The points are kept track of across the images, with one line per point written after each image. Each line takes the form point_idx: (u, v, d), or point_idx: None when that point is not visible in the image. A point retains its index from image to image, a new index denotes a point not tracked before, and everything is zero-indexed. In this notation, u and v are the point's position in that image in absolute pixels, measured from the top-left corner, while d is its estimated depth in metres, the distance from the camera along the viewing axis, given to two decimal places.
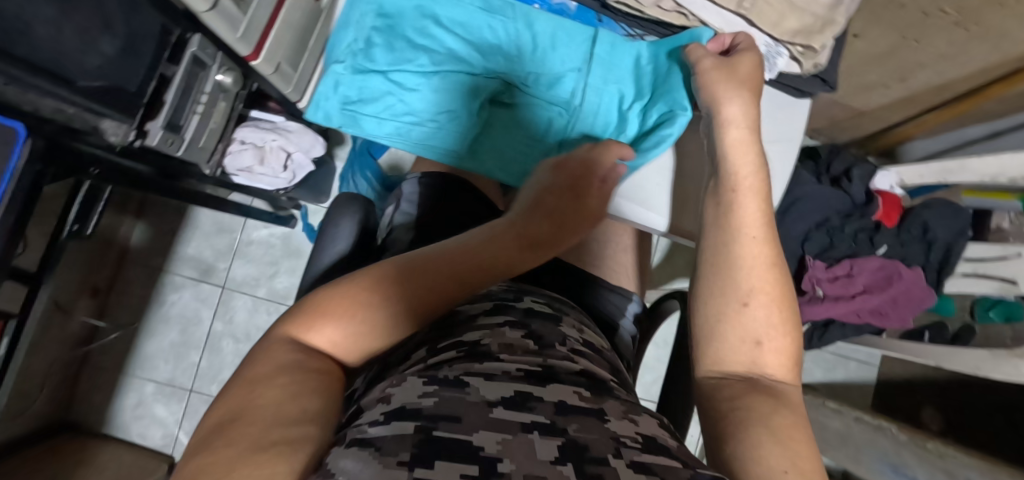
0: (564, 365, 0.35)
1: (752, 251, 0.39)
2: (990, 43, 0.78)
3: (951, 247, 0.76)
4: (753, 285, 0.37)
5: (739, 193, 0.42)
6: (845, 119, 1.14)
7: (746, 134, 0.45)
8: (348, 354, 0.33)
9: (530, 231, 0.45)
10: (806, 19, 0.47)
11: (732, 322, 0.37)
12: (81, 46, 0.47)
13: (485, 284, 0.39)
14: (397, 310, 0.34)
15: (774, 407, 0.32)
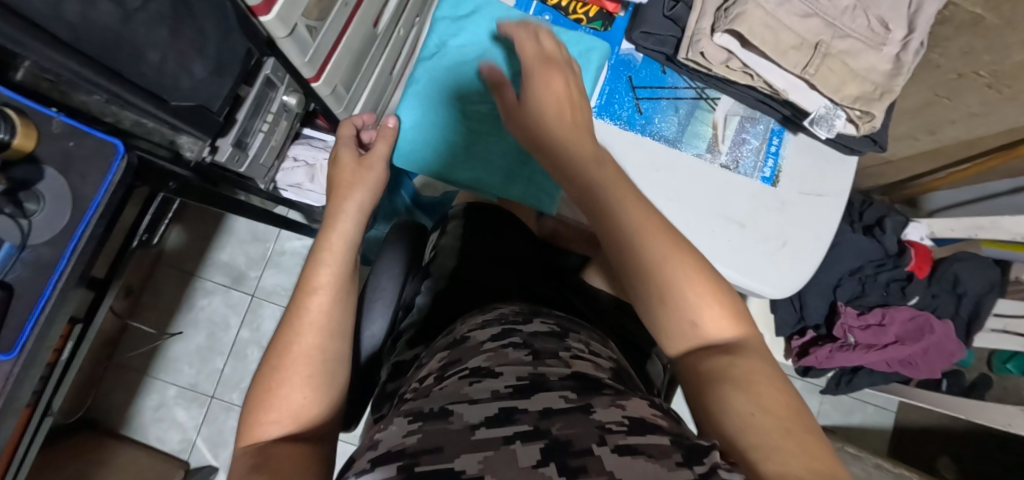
0: (556, 370, 0.41)
1: (656, 271, 0.37)
2: (1022, 106, 0.81)
3: (981, 302, 0.78)
4: (675, 300, 0.36)
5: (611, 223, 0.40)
6: (871, 166, 1.16)
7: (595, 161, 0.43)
8: (315, 404, 0.37)
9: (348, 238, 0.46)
10: (866, 86, 0.48)
11: (680, 335, 0.37)
12: (177, 67, 0.50)
13: (318, 278, 0.42)
14: (307, 346, 0.38)
15: (734, 363, 0.34)
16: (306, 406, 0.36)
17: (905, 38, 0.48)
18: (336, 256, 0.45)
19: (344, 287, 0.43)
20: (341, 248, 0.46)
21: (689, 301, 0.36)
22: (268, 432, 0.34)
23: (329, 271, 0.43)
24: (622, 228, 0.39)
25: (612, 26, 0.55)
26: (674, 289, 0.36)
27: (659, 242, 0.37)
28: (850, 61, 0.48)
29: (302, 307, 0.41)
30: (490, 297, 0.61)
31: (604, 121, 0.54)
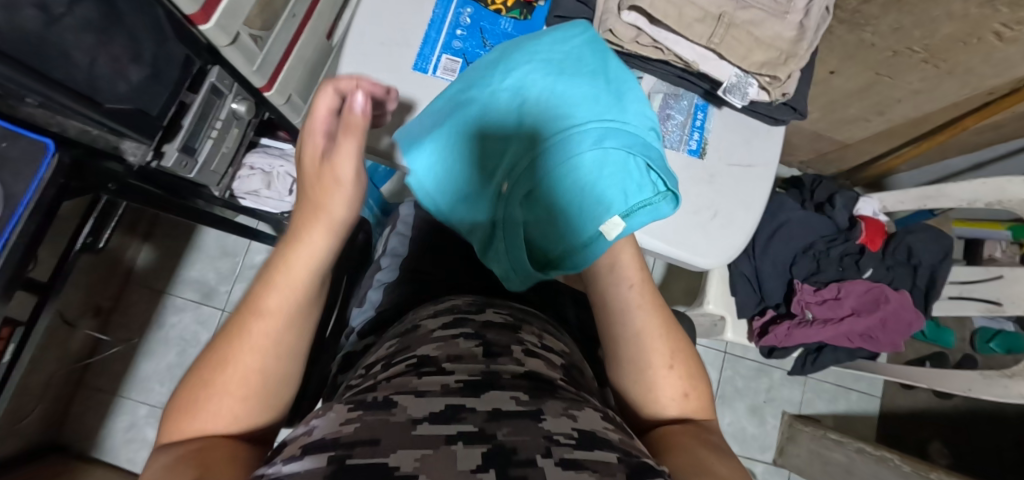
0: (509, 369, 0.40)
1: (658, 348, 0.43)
2: (959, 78, 0.84)
3: (935, 272, 0.78)
4: (663, 369, 0.44)
5: (633, 308, 0.44)
6: (831, 152, 1.18)
7: (633, 257, 0.45)
8: (283, 348, 0.34)
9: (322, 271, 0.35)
10: (771, 53, 0.50)
11: (660, 388, 0.44)
12: (109, 72, 0.52)
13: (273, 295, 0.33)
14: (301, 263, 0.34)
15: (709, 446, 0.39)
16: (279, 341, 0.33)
17: (806, 6, 0.50)
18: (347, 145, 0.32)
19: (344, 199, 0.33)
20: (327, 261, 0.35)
21: (671, 380, 0.44)
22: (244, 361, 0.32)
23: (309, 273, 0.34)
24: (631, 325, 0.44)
25: (531, 15, 0.58)
26: (670, 374, 0.44)
27: (654, 324, 0.44)
28: (754, 30, 0.50)
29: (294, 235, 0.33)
30: (435, 290, 0.63)
31: None
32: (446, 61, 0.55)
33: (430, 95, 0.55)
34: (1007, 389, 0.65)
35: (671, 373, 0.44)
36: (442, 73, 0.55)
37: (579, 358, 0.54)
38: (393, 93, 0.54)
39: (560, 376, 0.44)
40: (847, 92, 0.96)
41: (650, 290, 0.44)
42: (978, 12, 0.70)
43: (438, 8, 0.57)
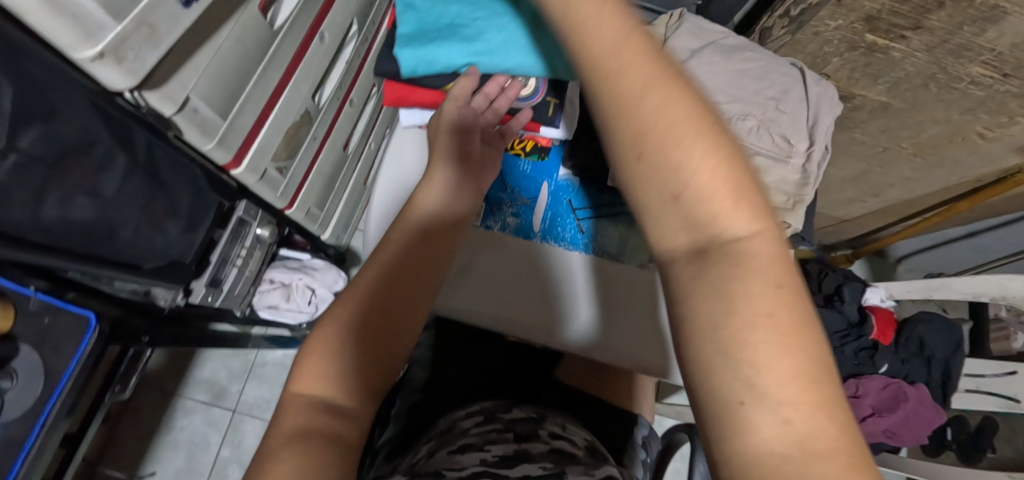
0: (538, 447, 0.48)
1: (729, 228, 0.26)
2: (947, 168, 0.88)
3: (949, 363, 0.79)
4: (741, 290, 0.25)
5: (674, 155, 0.26)
6: (829, 226, 1.21)
7: (664, 78, 0.26)
8: (354, 374, 0.37)
9: (355, 324, 0.39)
10: (779, 197, 0.53)
11: (729, 322, 0.24)
12: (150, 233, 0.56)
13: (321, 348, 0.38)
14: (366, 313, 0.40)
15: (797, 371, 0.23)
16: (363, 385, 0.38)
17: (807, 149, 0.54)
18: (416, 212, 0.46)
19: (418, 248, 0.44)
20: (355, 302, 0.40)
21: (673, 153, 0.26)
22: (311, 386, 0.36)
23: (339, 316, 0.39)
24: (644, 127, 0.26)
25: (547, 156, 0.61)
26: (745, 265, 0.25)
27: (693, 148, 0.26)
28: (761, 176, 0.53)
29: (361, 278, 0.42)
30: (455, 400, 0.65)
31: (550, 243, 0.58)
32: None
33: None
34: None
35: (746, 284, 0.25)
36: None
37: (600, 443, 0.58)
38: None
39: (583, 452, 0.50)
40: (841, 179, 1.00)
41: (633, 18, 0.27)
42: (960, 117, 0.75)
43: None
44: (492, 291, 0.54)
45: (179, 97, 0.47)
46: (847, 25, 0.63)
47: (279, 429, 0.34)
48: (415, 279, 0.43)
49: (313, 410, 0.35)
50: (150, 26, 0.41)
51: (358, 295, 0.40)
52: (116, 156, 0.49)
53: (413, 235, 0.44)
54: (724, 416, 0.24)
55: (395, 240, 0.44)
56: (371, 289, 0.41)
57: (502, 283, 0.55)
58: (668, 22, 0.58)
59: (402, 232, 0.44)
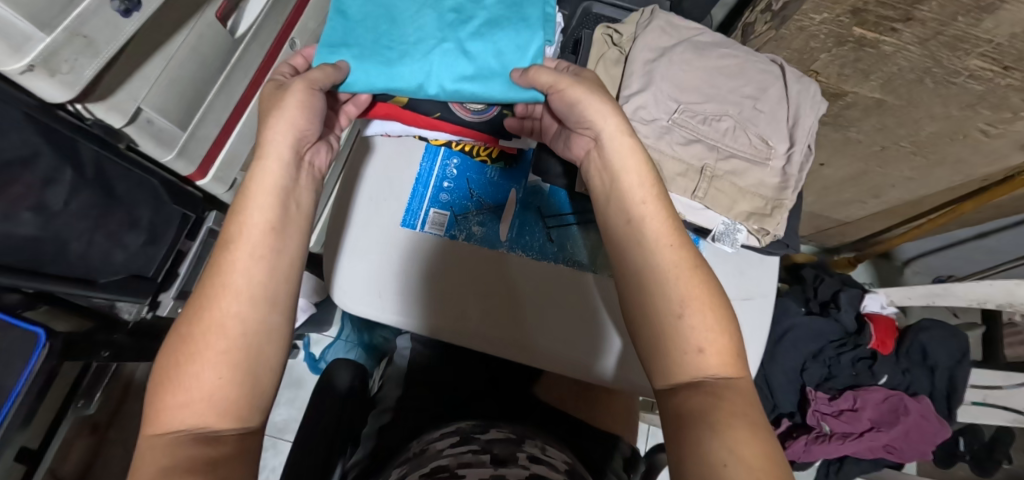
0: (516, 472, 0.45)
1: (690, 290, 0.39)
2: (950, 167, 0.83)
3: (955, 374, 0.75)
4: (698, 328, 0.39)
5: (659, 246, 0.41)
6: (831, 228, 1.16)
7: (650, 190, 0.42)
8: (234, 386, 0.35)
9: (258, 301, 0.37)
10: (757, 202, 0.50)
11: (682, 345, 0.39)
12: (106, 247, 0.54)
13: (212, 340, 0.35)
14: (235, 321, 0.35)
15: (733, 411, 0.36)
16: (243, 400, 0.35)
17: (787, 151, 0.51)
18: (264, 199, 0.39)
19: (272, 239, 0.38)
20: (246, 264, 0.37)
21: (662, 247, 0.41)
22: (179, 416, 0.33)
23: (233, 291, 0.36)
24: (645, 232, 0.41)
25: (517, 162, 0.58)
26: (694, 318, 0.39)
27: (695, 293, 0.39)
28: (737, 180, 0.50)
29: (216, 292, 0.36)
30: (428, 417, 0.62)
31: (517, 253, 0.55)
32: (434, 215, 0.55)
33: (402, 242, 0.54)
34: None
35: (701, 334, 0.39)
36: (431, 228, 0.55)
37: (581, 467, 0.55)
38: (382, 249, 0.53)
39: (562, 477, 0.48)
40: (839, 180, 0.96)
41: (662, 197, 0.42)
42: (960, 114, 0.71)
43: (424, 161, 0.57)
44: (432, 299, 0.52)
45: (128, 109, 0.45)
46: (833, 19, 0.60)
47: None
48: (268, 277, 0.38)
49: (183, 441, 0.33)
50: (85, 38, 0.38)
51: (218, 312, 0.35)
52: (63, 171, 0.46)
53: (268, 224, 0.38)
54: (706, 466, 0.34)
55: (247, 238, 0.37)
56: (231, 298, 0.36)
57: (444, 288, 0.53)
58: (639, 19, 0.55)
59: (253, 220, 0.38)
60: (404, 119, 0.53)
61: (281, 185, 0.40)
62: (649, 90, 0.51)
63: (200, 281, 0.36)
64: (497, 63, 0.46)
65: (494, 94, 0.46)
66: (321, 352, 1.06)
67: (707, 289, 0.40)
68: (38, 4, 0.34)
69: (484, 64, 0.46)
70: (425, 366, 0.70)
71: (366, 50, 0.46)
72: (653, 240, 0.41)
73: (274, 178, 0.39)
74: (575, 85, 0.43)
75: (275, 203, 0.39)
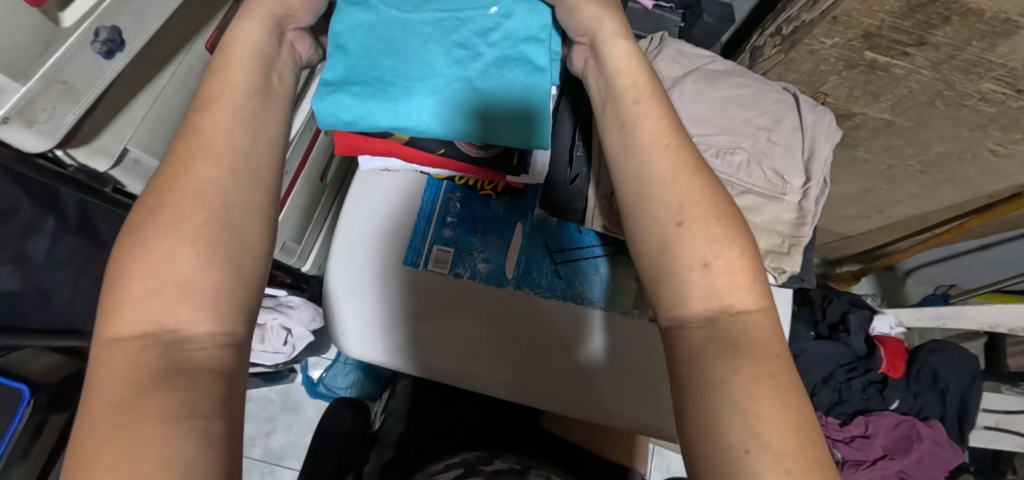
0: None
1: (691, 199, 0.33)
2: (958, 185, 0.82)
3: (966, 396, 0.74)
4: (706, 243, 0.32)
5: (652, 157, 0.34)
6: (834, 242, 1.14)
7: (650, 101, 0.36)
8: (213, 270, 0.30)
9: (206, 194, 0.31)
10: (773, 239, 0.48)
11: (687, 256, 0.32)
12: (92, 293, 0.51)
13: (150, 235, 0.29)
14: (181, 214, 0.30)
15: (750, 361, 0.29)
16: (221, 293, 0.30)
17: (803, 186, 0.50)
18: (240, 74, 0.36)
19: (233, 134, 0.34)
20: (198, 157, 0.32)
21: (658, 162, 0.34)
22: (126, 328, 0.28)
23: (177, 186, 0.31)
24: (639, 146, 0.35)
25: (521, 194, 0.56)
26: (696, 228, 0.32)
27: (698, 204, 0.32)
28: (751, 217, 0.48)
29: (181, 167, 0.32)
30: (432, 447, 0.61)
31: (523, 291, 0.53)
32: (437, 252, 0.53)
33: (389, 266, 0.52)
34: None
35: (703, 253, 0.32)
36: (434, 266, 0.52)
37: None
38: (369, 279, 0.52)
39: None
40: (844, 196, 0.95)
41: (659, 103, 0.36)
42: (969, 134, 0.70)
43: (424, 196, 0.55)
44: (417, 337, 0.51)
45: (114, 151, 0.42)
46: (845, 43, 0.58)
47: (99, 409, 0.25)
48: (241, 149, 0.34)
49: (146, 353, 0.27)
50: (63, 83, 0.35)
51: (180, 188, 0.31)
52: (45, 219, 0.44)
53: (243, 93, 0.36)
54: (722, 458, 0.26)
55: (219, 101, 0.34)
56: (196, 174, 0.32)
57: (428, 320, 0.51)
58: (648, 47, 0.53)
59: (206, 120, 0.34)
60: (407, 156, 0.51)
61: (257, 58, 0.37)
62: None
63: (165, 157, 0.33)
64: (505, 108, 0.44)
65: (500, 140, 0.45)
66: (320, 376, 1.03)
67: (717, 200, 0.33)
68: (9, 54, 0.32)
69: (492, 107, 0.44)
70: (429, 391, 0.68)
71: (370, 83, 0.44)
72: (644, 152, 0.35)
73: (251, 54, 0.37)
74: None
75: (249, 78, 0.36)
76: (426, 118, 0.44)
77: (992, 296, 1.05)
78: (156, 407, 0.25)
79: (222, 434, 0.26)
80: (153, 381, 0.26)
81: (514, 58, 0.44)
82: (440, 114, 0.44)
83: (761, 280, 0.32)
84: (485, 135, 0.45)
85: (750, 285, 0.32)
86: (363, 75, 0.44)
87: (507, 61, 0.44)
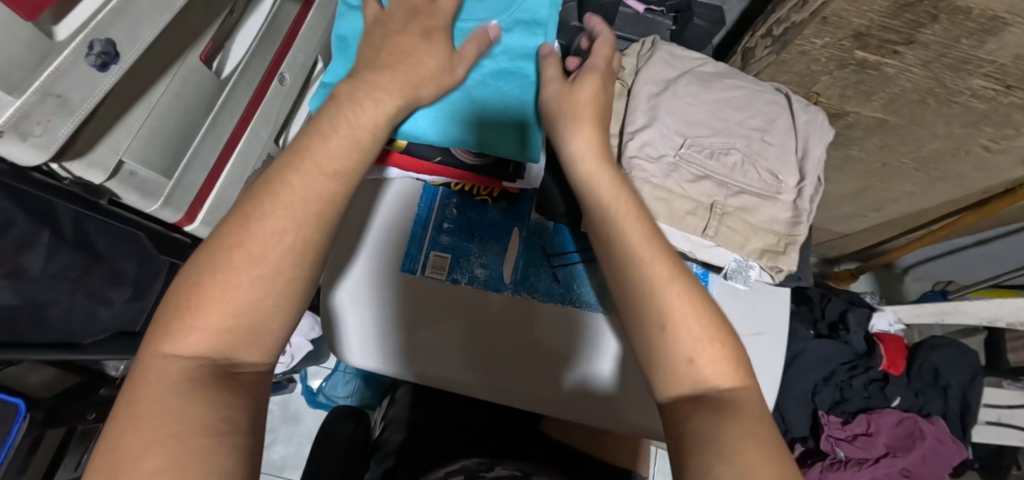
0: None
1: (669, 292, 0.35)
2: (952, 182, 0.83)
3: (967, 393, 0.74)
4: (690, 334, 0.34)
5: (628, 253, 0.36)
6: (831, 241, 1.15)
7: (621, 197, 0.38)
8: (284, 310, 0.32)
9: (296, 240, 0.32)
10: (769, 238, 0.48)
11: (672, 348, 0.34)
12: (89, 306, 0.51)
13: (231, 266, 0.30)
14: (263, 251, 0.31)
15: (743, 427, 0.31)
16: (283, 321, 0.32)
17: (798, 184, 0.50)
18: (380, 110, 0.37)
19: (341, 183, 0.34)
20: (296, 201, 0.32)
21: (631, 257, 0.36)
22: (185, 342, 0.30)
23: (269, 225, 0.31)
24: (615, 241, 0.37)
25: (518, 199, 0.56)
26: (677, 319, 0.34)
27: (683, 305, 0.34)
28: (748, 217, 0.48)
29: (285, 180, 0.32)
30: (432, 456, 0.61)
31: (522, 296, 0.53)
32: (435, 258, 0.53)
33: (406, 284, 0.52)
34: None
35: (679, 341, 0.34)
36: (432, 272, 0.52)
37: None
38: (377, 287, 0.52)
39: None
40: (840, 196, 0.95)
41: (638, 212, 0.38)
42: (962, 131, 0.71)
43: (422, 202, 0.55)
44: (408, 345, 0.50)
45: (110, 163, 0.42)
46: (834, 43, 0.59)
47: (145, 416, 0.27)
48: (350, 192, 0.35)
49: (200, 371, 0.29)
50: (58, 96, 0.35)
51: (287, 207, 0.32)
52: (40, 233, 0.45)
53: (365, 138, 0.36)
54: None
55: (336, 139, 0.35)
56: (304, 198, 0.32)
57: (421, 333, 0.51)
58: (640, 51, 0.54)
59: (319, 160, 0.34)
60: (403, 166, 0.52)
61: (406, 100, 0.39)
62: (655, 126, 0.49)
63: (270, 174, 0.33)
64: (501, 119, 0.46)
65: (495, 150, 0.47)
66: (320, 385, 1.03)
67: (688, 283, 0.35)
68: (4, 69, 0.32)
69: (489, 118, 0.46)
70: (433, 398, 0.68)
71: None
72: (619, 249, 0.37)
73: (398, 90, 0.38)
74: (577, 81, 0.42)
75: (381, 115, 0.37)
76: (425, 126, 0.46)
77: (989, 292, 1.06)
78: (202, 421, 0.27)
79: (254, 451, 0.28)
80: (199, 402, 0.28)
81: (513, 72, 0.46)
82: (439, 123, 0.46)
83: (738, 363, 0.35)
84: (481, 145, 0.46)
85: (729, 368, 0.34)
86: None
87: (506, 74, 0.46)
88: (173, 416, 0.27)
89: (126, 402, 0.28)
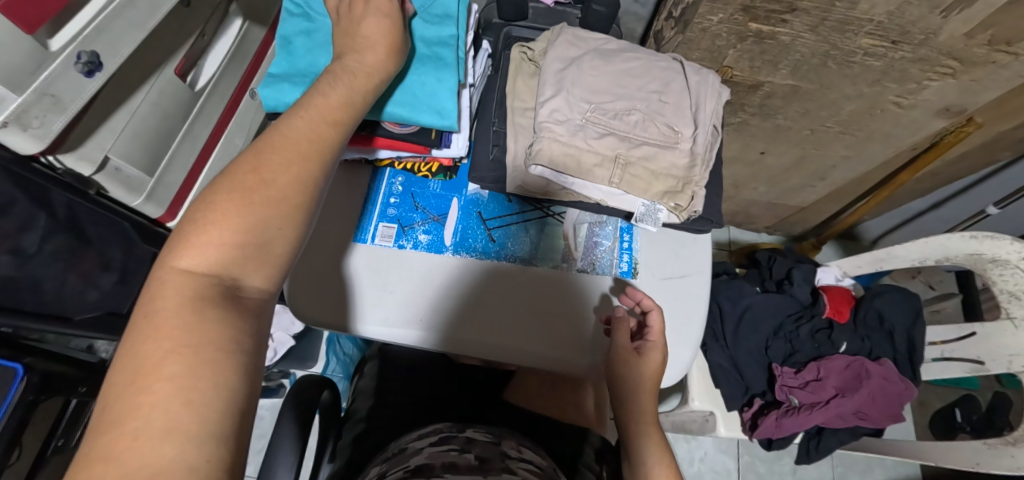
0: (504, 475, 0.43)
1: None
2: (880, 141, 0.89)
3: (912, 334, 0.77)
4: None
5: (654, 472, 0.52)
6: (791, 215, 1.20)
7: (652, 432, 0.55)
8: (282, 243, 0.36)
9: (287, 177, 0.36)
10: (669, 182, 0.55)
11: None
12: (81, 286, 0.61)
13: (233, 198, 0.35)
14: (262, 187, 0.35)
15: None
16: (278, 244, 0.36)
17: (693, 134, 0.56)
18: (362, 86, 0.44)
19: (327, 137, 0.40)
20: (293, 148, 0.37)
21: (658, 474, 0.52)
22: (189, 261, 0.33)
23: (268, 167, 0.36)
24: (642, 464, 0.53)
25: (456, 174, 0.63)
26: None
27: None
28: (649, 165, 0.55)
29: (285, 129, 0.38)
30: (402, 423, 0.65)
31: (462, 256, 0.59)
32: (383, 228, 0.59)
33: (423, 267, 0.57)
34: (1015, 459, 0.66)
35: None
36: (381, 240, 0.59)
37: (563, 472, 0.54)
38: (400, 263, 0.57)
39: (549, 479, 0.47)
40: (783, 168, 1.01)
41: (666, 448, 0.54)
42: (871, 90, 0.77)
43: (371, 182, 0.62)
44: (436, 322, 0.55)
45: (97, 158, 0.50)
46: (729, 18, 0.67)
47: (161, 324, 0.30)
48: (340, 144, 0.41)
49: (210, 290, 0.32)
50: (52, 96, 0.43)
51: (291, 153, 0.37)
52: (38, 216, 0.52)
53: (345, 106, 0.42)
54: None
55: (324, 106, 0.41)
56: (300, 142, 0.38)
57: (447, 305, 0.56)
58: (549, 36, 0.61)
59: (308, 119, 0.39)
60: None
61: (377, 80, 0.45)
62: (562, 94, 0.56)
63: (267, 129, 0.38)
64: (422, 93, 0.52)
65: (420, 119, 0.52)
66: None
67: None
68: (10, 70, 0.40)
69: (412, 93, 0.52)
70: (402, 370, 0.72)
71: (307, 74, 0.52)
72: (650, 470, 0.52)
73: (370, 65, 0.46)
74: (655, 348, 0.55)
75: (368, 91, 0.45)
76: None
77: None
78: (214, 336, 0.30)
79: (252, 367, 0.31)
80: (210, 318, 0.31)
81: (431, 56, 0.53)
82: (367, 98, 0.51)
83: None
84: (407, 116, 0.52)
85: None
86: (301, 69, 0.52)
87: (425, 57, 0.53)
88: (186, 326, 0.30)
89: (142, 310, 0.31)
